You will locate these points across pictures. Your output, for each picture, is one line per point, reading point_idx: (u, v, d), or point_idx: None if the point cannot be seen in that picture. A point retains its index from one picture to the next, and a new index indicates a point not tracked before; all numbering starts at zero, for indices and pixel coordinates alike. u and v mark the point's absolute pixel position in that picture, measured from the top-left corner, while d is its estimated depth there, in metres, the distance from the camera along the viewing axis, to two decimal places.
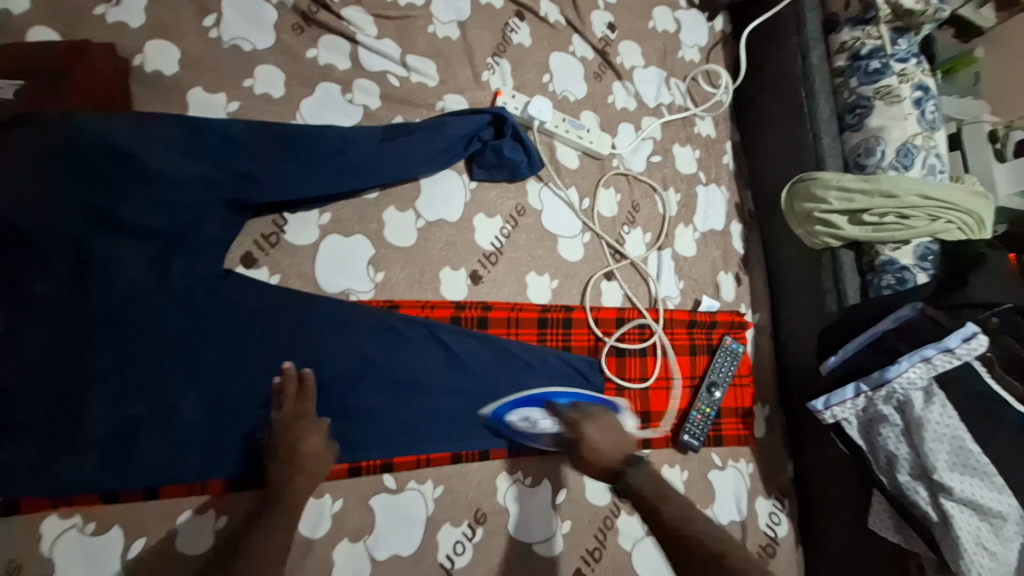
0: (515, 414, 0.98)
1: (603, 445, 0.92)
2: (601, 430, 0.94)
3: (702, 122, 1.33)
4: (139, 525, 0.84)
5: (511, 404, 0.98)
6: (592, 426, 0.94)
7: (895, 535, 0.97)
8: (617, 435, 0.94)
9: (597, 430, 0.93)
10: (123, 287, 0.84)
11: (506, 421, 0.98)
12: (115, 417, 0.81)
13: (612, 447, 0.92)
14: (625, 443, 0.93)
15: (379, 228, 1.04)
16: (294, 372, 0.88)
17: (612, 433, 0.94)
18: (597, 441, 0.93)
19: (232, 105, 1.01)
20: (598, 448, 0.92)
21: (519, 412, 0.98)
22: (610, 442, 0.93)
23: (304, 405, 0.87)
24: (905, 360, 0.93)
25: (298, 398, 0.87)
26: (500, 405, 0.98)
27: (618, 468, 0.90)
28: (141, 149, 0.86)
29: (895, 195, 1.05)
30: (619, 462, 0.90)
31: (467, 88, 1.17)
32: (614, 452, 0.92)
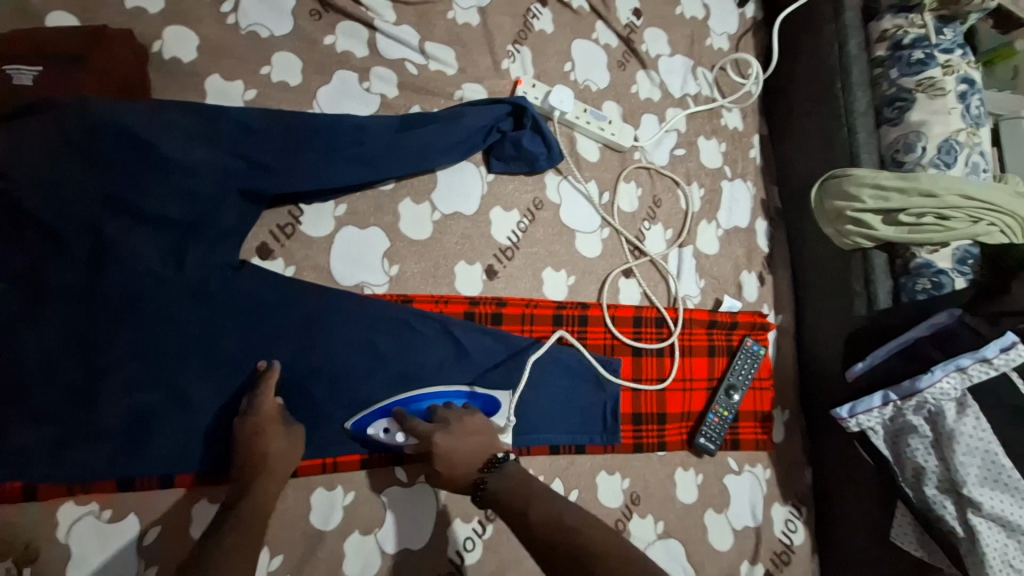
0: (378, 424, 0.90)
1: (457, 456, 0.86)
2: (459, 437, 0.88)
3: (729, 114, 1.28)
4: (154, 512, 0.86)
5: (375, 413, 0.91)
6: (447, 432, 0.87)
7: (918, 549, 0.94)
8: (476, 441, 0.88)
9: (450, 439, 0.87)
10: (139, 277, 0.84)
11: (368, 434, 0.91)
12: (132, 405, 0.82)
13: (470, 456, 0.87)
14: (482, 448, 0.88)
15: (395, 221, 1.03)
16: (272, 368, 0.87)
17: (468, 439, 0.88)
18: (451, 452, 0.86)
19: (249, 93, 1.00)
20: (452, 459, 0.86)
21: (381, 423, 0.91)
22: (467, 451, 0.87)
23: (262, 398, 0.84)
24: (938, 369, 0.89)
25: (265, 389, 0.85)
26: (363, 415, 0.90)
27: (478, 477, 0.85)
28: (157, 138, 0.85)
29: (934, 194, 1.00)
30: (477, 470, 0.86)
31: (486, 77, 1.14)
32: (471, 461, 0.86)
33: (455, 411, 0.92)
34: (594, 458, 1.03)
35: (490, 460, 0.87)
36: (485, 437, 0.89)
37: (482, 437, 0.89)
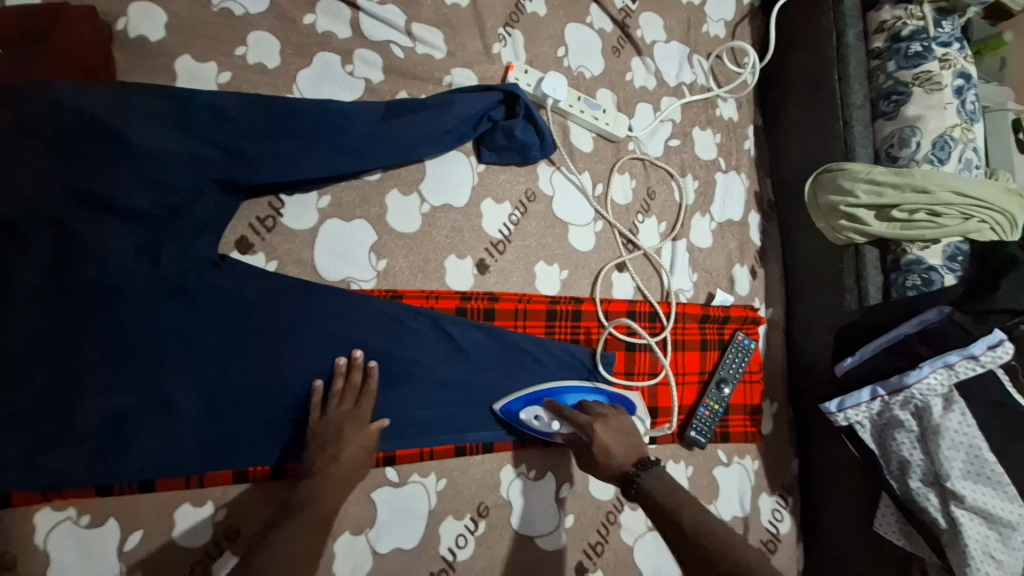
0: (527, 411, 0.95)
1: (615, 448, 0.86)
2: (615, 431, 0.89)
3: (725, 104, 1.26)
4: (135, 517, 0.82)
5: (523, 400, 0.96)
6: (604, 427, 0.89)
7: (901, 539, 0.96)
8: (629, 439, 0.89)
9: (606, 430, 0.88)
10: (111, 273, 0.79)
11: (517, 419, 0.96)
12: (108, 409, 0.78)
13: (626, 450, 0.87)
14: (638, 448, 0.87)
15: (382, 213, 0.99)
16: (360, 361, 0.88)
17: (624, 435, 0.89)
18: (610, 443, 0.87)
19: (223, 75, 0.94)
20: (609, 450, 0.86)
21: (530, 411, 0.95)
22: (625, 446, 0.87)
23: (362, 400, 0.87)
24: (926, 366, 0.90)
25: (364, 391, 0.88)
26: (512, 400, 0.96)
27: (630, 471, 0.83)
28: (126, 124, 0.79)
29: (928, 190, 0.99)
30: (632, 466, 0.84)
31: (476, 61, 1.09)
32: (627, 456, 0.86)
33: (605, 407, 0.95)
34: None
35: (643, 460, 0.85)
36: (638, 438, 0.90)
37: (634, 437, 0.89)
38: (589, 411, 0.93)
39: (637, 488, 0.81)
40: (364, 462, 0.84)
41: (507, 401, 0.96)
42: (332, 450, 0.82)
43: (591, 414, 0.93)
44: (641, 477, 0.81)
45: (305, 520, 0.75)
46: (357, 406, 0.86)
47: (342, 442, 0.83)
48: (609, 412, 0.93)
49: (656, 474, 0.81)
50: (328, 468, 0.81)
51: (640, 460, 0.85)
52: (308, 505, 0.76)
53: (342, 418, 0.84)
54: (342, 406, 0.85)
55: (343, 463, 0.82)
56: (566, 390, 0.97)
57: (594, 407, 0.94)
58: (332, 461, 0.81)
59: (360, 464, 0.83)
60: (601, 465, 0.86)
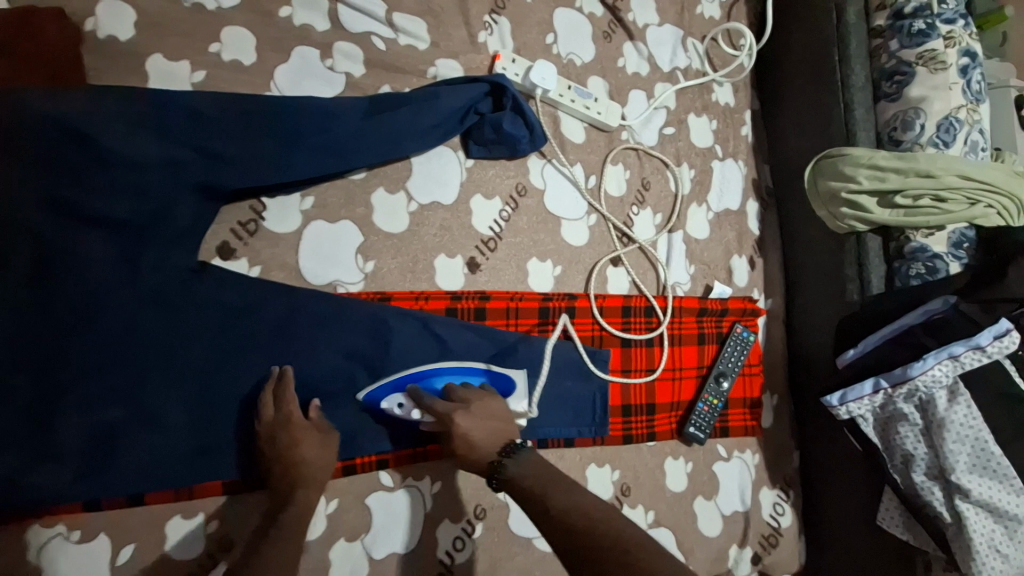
0: (392, 400, 0.87)
1: (476, 437, 0.83)
2: (478, 418, 0.85)
3: (721, 89, 1.22)
4: (124, 533, 0.81)
5: (387, 387, 0.87)
6: (466, 417, 0.84)
7: (903, 532, 0.95)
8: (495, 424, 0.86)
9: (468, 419, 0.83)
10: (91, 286, 0.77)
11: (381, 410, 0.87)
12: (93, 423, 0.76)
13: (487, 437, 0.84)
14: (501, 432, 0.85)
15: (368, 213, 0.96)
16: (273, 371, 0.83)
17: (488, 421, 0.85)
18: (470, 432, 0.83)
19: (198, 74, 0.90)
20: (472, 442, 0.83)
21: (395, 398, 0.87)
22: (486, 433, 0.84)
23: (282, 402, 0.81)
24: (931, 357, 0.88)
25: (281, 393, 0.82)
26: (376, 388, 0.87)
27: (496, 461, 0.82)
28: (98, 128, 0.76)
29: (932, 175, 0.96)
30: (497, 455, 0.83)
31: (462, 51, 1.05)
32: (490, 444, 0.84)
33: (472, 392, 0.88)
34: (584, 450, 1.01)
35: (510, 444, 0.84)
36: (504, 421, 0.87)
37: (499, 422, 0.87)
38: (455, 398, 0.87)
39: (503, 477, 0.80)
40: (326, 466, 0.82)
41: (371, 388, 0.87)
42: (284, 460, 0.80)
43: (455, 402, 0.86)
44: (506, 465, 0.81)
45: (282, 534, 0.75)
46: (278, 411, 0.81)
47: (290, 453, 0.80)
48: (475, 398, 0.87)
49: (523, 459, 0.81)
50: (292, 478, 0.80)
51: (505, 446, 0.84)
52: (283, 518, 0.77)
53: (272, 429, 0.80)
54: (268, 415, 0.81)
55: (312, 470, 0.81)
56: (437, 375, 0.89)
57: (462, 393, 0.88)
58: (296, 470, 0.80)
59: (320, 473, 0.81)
60: (465, 457, 0.84)
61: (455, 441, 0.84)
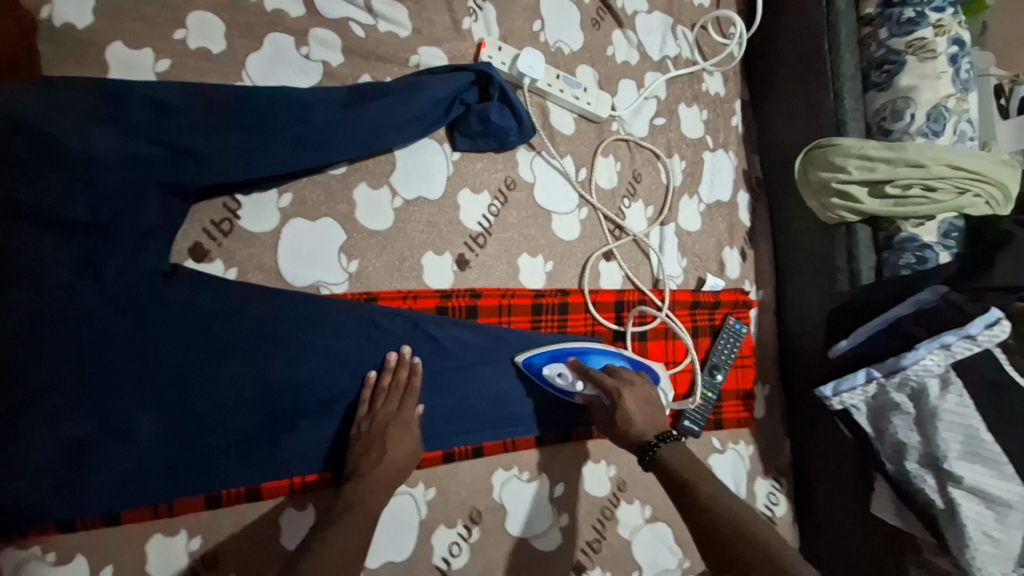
0: (551, 367, 0.93)
1: (637, 417, 0.87)
2: (643, 401, 0.89)
3: (711, 78, 1.20)
4: (103, 554, 0.76)
5: (547, 356, 0.94)
6: (629, 395, 0.89)
7: (895, 519, 0.96)
8: (655, 409, 0.89)
9: (633, 397, 0.88)
10: (50, 293, 0.72)
11: (540, 375, 0.94)
12: (57, 441, 0.71)
13: (648, 420, 0.87)
14: (658, 419, 0.88)
15: (351, 210, 0.91)
16: (407, 359, 0.86)
17: (648, 405, 0.89)
18: (633, 411, 0.87)
19: (160, 63, 0.84)
20: (633, 419, 0.87)
21: (554, 367, 0.93)
22: (646, 415, 0.88)
23: (406, 399, 0.85)
24: (922, 347, 0.89)
25: (408, 388, 0.86)
26: (535, 354, 0.94)
27: (650, 442, 0.84)
28: (51, 123, 0.70)
29: (921, 165, 0.96)
30: (654, 437, 0.84)
31: (445, 39, 1.00)
32: (649, 426, 0.86)
33: (633, 374, 0.94)
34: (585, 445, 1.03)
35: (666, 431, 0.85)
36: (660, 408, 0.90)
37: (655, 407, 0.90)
38: (617, 375, 0.93)
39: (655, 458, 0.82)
40: (405, 468, 0.83)
41: (529, 354, 0.94)
42: (376, 453, 0.81)
43: (620, 379, 0.92)
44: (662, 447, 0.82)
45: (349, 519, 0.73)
46: (401, 408, 0.85)
47: (386, 445, 0.82)
48: (636, 380, 0.92)
49: (675, 446, 0.83)
50: (372, 472, 0.80)
51: (662, 432, 0.85)
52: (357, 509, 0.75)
53: (388, 419, 0.83)
54: (389, 406, 0.84)
55: (387, 465, 0.81)
56: (592, 352, 0.96)
57: (621, 373, 0.94)
58: (373, 463, 0.80)
59: (398, 470, 0.82)
60: (623, 431, 0.86)
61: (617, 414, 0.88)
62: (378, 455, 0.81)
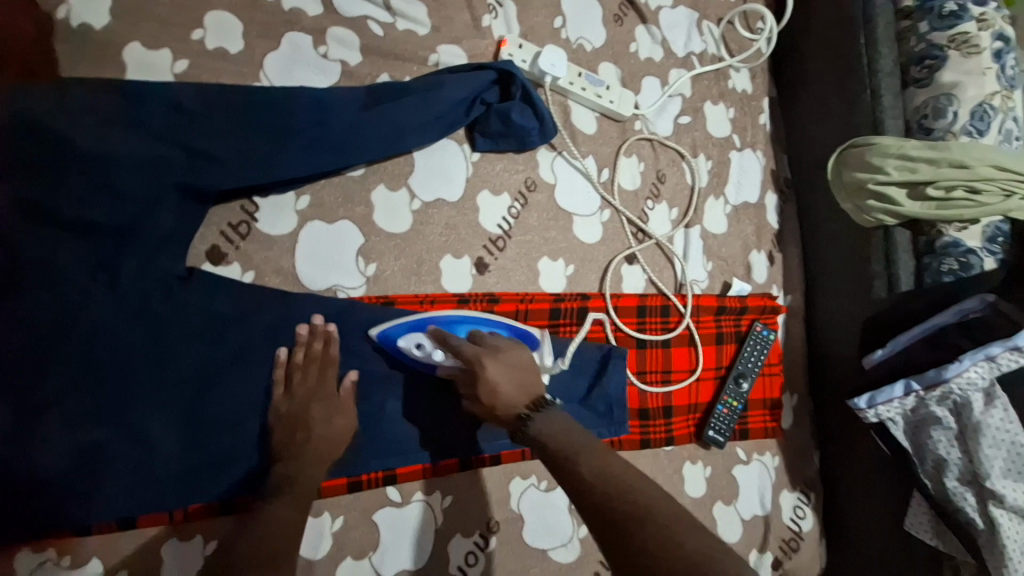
0: (408, 338, 0.81)
1: (502, 386, 0.77)
2: (511, 367, 0.79)
3: (737, 75, 1.16)
4: (118, 558, 0.76)
5: (404, 326, 0.82)
6: (494, 364, 0.78)
7: (933, 539, 0.92)
8: (522, 375, 0.79)
9: (495, 365, 0.78)
10: (70, 296, 0.71)
11: (397, 348, 0.83)
12: (71, 444, 0.70)
13: (516, 389, 0.78)
14: (530, 386, 0.79)
15: (368, 212, 0.90)
16: (320, 328, 0.81)
17: (514, 371, 0.79)
18: (497, 382, 0.77)
19: (180, 64, 0.83)
20: (499, 390, 0.77)
21: (411, 337, 0.82)
22: (516, 383, 0.78)
23: (326, 371, 0.80)
24: (967, 359, 0.84)
25: (326, 362, 0.80)
26: (391, 326, 0.82)
27: (522, 416, 0.75)
28: (68, 125, 0.70)
29: (966, 165, 0.91)
30: (526, 409, 0.76)
31: (465, 36, 0.98)
32: (519, 396, 0.77)
33: (500, 339, 0.83)
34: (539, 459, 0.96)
35: (539, 400, 0.77)
36: (531, 372, 0.81)
37: (528, 373, 0.80)
38: (482, 342, 0.81)
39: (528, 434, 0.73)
40: (340, 444, 0.80)
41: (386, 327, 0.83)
42: (303, 433, 0.77)
43: (483, 347, 0.81)
44: (532, 420, 0.74)
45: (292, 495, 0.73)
46: (321, 383, 0.80)
47: (311, 423, 0.77)
48: (503, 344, 0.82)
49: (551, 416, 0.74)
50: (302, 449, 0.77)
51: (533, 400, 0.77)
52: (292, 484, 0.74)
53: (308, 396, 0.78)
54: (307, 382, 0.79)
55: (319, 441, 0.78)
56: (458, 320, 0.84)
57: (488, 338, 0.82)
58: (304, 442, 0.77)
59: (331, 446, 0.79)
60: (490, 406, 0.77)
61: (482, 388, 0.77)
62: (307, 434, 0.77)
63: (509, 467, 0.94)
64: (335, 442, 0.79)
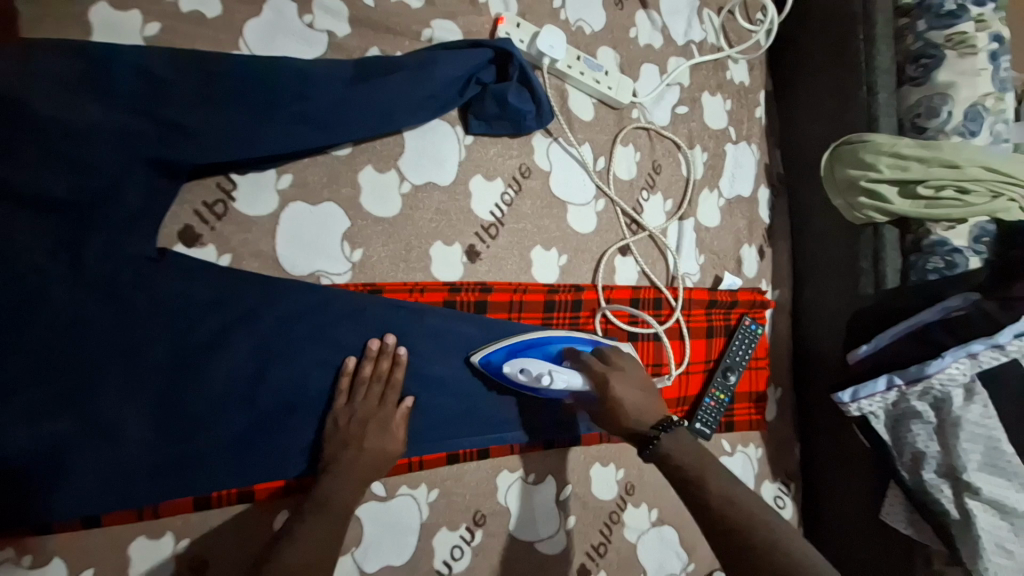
0: (511, 364, 0.84)
1: (629, 403, 0.81)
2: (632, 385, 0.84)
3: (735, 66, 1.15)
4: (83, 557, 0.71)
5: (503, 351, 0.86)
6: (619, 382, 0.83)
7: (908, 528, 0.94)
8: (647, 396, 0.83)
9: (621, 383, 0.82)
10: (25, 277, 0.66)
11: (500, 374, 0.85)
12: (27, 438, 0.65)
13: (640, 408, 0.81)
14: (655, 408, 0.81)
15: (355, 194, 0.85)
16: (388, 348, 0.80)
17: (640, 392, 0.83)
18: (624, 399, 0.81)
19: (149, 26, 0.76)
20: (625, 407, 0.80)
21: (515, 363, 0.84)
22: (643, 403, 0.81)
23: (388, 392, 0.80)
24: (949, 355, 0.87)
25: (392, 382, 0.80)
26: (491, 351, 0.86)
27: (647, 433, 0.78)
28: (20, 89, 0.63)
29: (956, 165, 0.92)
30: (650, 427, 0.78)
31: (460, 12, 0.93)
32: (643, 414, 0.80)
33: (626, 361, 0.88)
34: (528, 455, 0.95)
35: (664, 420, 0.79)
36: (656, 395, 0.84)
37: (651, 396, 0.83)
38: (607, 361, 0.87)
39: (652, 451, 0.75)
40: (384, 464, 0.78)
41: (485, 353, 0.86)
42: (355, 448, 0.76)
43: (610, 365, 0.86)
44: (659, 438, 0.76)
45: (319, 516, 0.72)
46: (383, 403, 0.80)
47: (364, 440, 0.77)
48: (628, 365, 0.86)
49: (677, 435, 0.76)
50: (351, 465, 0.76)
51: (659, 421, 0.79)
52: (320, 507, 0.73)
53: (368, 415, 0.78)
54: (369, 400, 0.78)
55: (363, 459, 0.76)
56: (553, 341, 0.89)
57: (611, 358, 0.87)
58: (344, 458, 0.76)
59: (378, 462, 0.77)
60: (614, 421, 0.81)
61: (607, 404, 0.82)
62: (359, 450, 0.76)
63: (500, 458, 0.93)
64: (384, 454, 0.78)
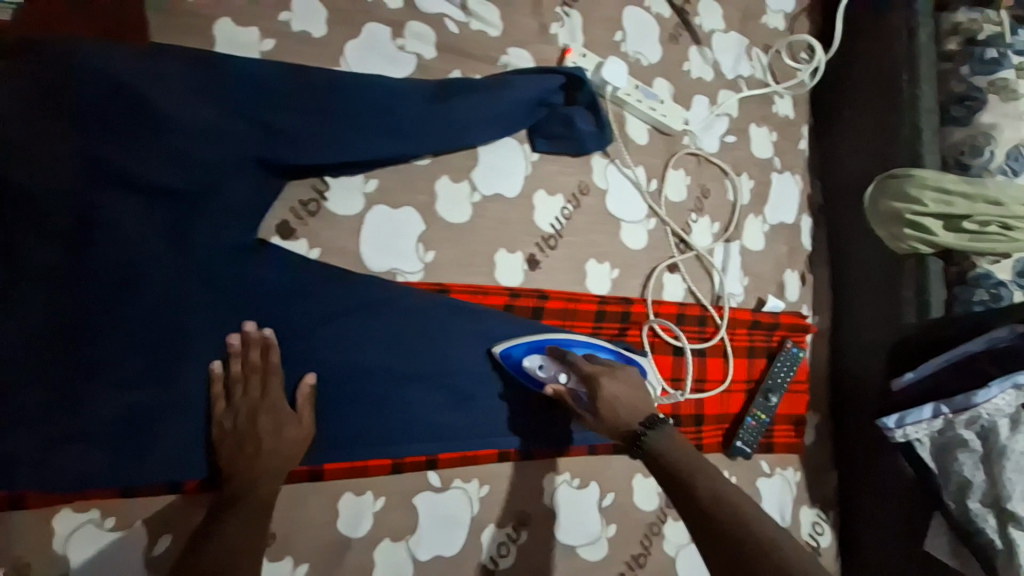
0: (530, 359, 0.88)
1: (617, 402, 0.83)
2: (622, 384, 0.86)
3: (781, 101, 1.21)
4: (162, 523, 0.76)
5: (525, 347, 0.89)
6: (609, 381, 0.85)
7: (952, 560, 0.93)
8: (634, 393, 0.86)
9: (611, 383, 0.85)
10: (141, 257, 0.73)
11: (520, 368, 0.88)
12: (130, 403, 0.72)
13: (628, 409, 0.83)
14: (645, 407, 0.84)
15: (430, 201, 0.92)
16: (256, 335, 0.77)
17: (628, 391, 0.86)
18: (613, 398, 0.84)
19: (265, 43, 0.85)
20: (615, 407, 0.83)
21: (532, 359, 0.88)
22: (632, 402, 0.84)
23: (268, 381, 0.77)
24: (995, 386, 0.90)
25: (264, 369, 0.77)
26: (512, 345, 0.88)
27: (633, 430, 0.81)
28: (157, 96, 0.72)
29: (1001, 203, 0.97)
30: (638, 425, 0.81)
31: (531, 42, 1.02)
32: (632, 412, 0.83)
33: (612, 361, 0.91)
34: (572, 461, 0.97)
35: (651, 417, 0.81)
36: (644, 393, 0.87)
37: (640, 392, 0.86)
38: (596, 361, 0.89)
39: (640, 449, 0.79)
40: (294, 456, 0.77)
41: (507, 346, 0.89)
42: (252, 448, 0.75)
43: (598, 366, 0.88)
44: (647, 436, 0.79)
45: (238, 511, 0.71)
46: (264, 393, 0.77)
47: (259, 436, 0.76)
48: (616, 365, 0.89)
49: (665, 433, 0.79)
50: (251, 462, 0.75)
51: (647, 418, 0.81)
52: (245, 497, 0.72)
53: (250, 408, 0.76)
54: (248, 394, 0.76)
55: (265, 453, 0.75)
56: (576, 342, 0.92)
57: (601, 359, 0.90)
58: (249, 458, 0.75)
59: (285, 459, 0.76)
60: (607, 420, 0.83)
61: (598, 404, 0.84)
62: (257, 446, 0.75)
63: (547, 461, 0.96)
64: (292, 447, 0.77)
